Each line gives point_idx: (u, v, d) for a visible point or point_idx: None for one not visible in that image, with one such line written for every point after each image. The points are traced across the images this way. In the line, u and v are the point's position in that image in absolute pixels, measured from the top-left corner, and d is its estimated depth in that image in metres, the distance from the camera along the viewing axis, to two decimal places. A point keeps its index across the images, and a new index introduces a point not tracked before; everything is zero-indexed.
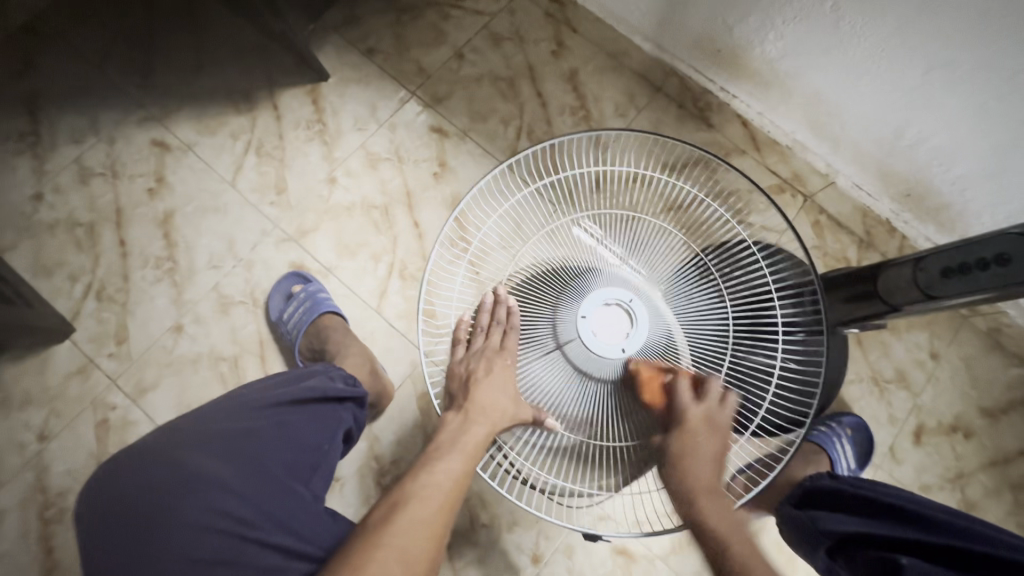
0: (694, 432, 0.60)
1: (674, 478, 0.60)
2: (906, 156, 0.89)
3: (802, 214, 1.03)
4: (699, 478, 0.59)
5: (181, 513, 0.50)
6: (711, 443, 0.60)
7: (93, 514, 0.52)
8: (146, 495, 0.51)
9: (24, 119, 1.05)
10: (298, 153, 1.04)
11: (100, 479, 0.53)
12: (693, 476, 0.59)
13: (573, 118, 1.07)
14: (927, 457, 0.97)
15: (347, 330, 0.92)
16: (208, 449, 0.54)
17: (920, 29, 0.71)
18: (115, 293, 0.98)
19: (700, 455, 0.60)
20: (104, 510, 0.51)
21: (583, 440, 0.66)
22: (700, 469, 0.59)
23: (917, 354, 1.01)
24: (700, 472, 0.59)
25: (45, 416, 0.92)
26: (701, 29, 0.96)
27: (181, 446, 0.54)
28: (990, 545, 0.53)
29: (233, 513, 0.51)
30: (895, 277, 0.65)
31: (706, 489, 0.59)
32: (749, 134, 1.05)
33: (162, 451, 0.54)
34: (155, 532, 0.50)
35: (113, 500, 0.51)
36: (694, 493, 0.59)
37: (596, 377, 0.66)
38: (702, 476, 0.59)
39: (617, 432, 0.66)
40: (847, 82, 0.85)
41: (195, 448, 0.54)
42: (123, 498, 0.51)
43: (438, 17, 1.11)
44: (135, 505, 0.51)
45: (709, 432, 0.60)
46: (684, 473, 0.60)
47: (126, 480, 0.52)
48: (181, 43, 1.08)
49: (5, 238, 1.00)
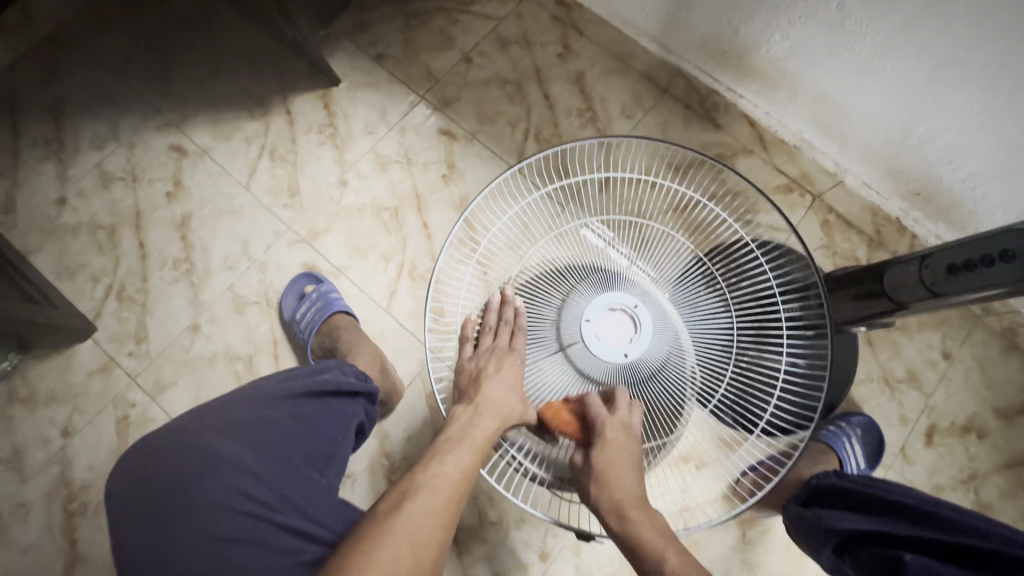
0: (611, 442, 0.61)
1: (594, 496, 0.62)
2: (915, 154, 0.88)
3: (810, 213, 1.03)
4: (615, 494, 0.61)
5: (204, 495, 0.52)
6: (613, 457, 0.62)
7: (120, 495, 0.54)
8: (171, 478, 0.53)
9: (48, 126, 1.09)
10: (310, 156, 1.07)
11: (126, 462, 0.56)
12: (610, 491, 0.61)
13: (580, 120, 1.08)
14: (940, 458, 0.96)
15: (357, 329, 0.94)
16: (228, 437, 0.56)
17: (926, 27, 0.71)
18: (135, 294, 1.01)
19: (609, 467, 0.62)
20: (131, 491, 0.54)
21: None
22: (622, 480, 0.61)
23: (929, 353, 1.00)
24: (618, 487, 0.61)
25: (69, 412, 0.96)
26: (707, 29, 0.96)
27: (203, 432, 0.56)
28: (985, 541, 0.54)
29: (252, 498, 0.53)
30: (901, 275, 0.65)
31: (624, 504, 0.60)
32: (756, 133, 1.05)
33: (186, 436, 0.56)
34: (179, 513, 0.52)
35: (140, 482, 0.54)
36: (612, 503, 0.61)
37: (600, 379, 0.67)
38: (620, 488, 0.61)
39: None
40: (854, 81, 0.85)
41: (217, 434, 0.56)
42: (149, 480, 0.53)
43: (446, 22, 1.13)
44: (160, 487, 0.53)
45: (611, 444, 0.62)
46: (605, 487, 0.61)
47: (153, 463, 0.54)
48: (197, 50, 1.11)
49: (31, 240, 1.04)
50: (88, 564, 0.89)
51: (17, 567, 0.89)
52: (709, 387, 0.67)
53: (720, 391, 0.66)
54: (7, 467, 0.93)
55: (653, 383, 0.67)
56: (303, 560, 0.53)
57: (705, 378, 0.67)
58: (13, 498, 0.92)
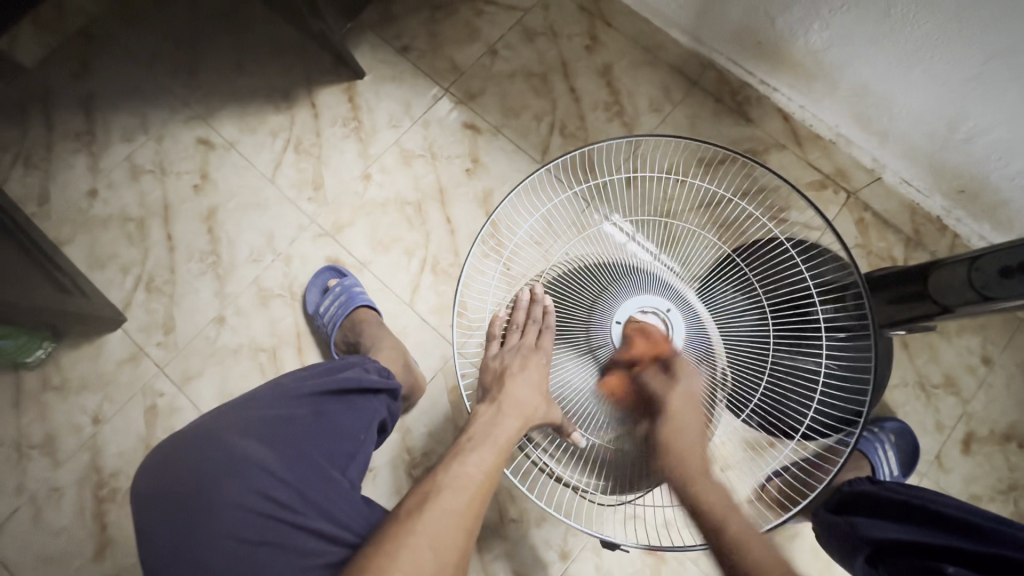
0: (683, 396, 0.62)
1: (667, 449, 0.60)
2: (959, 150, 0.85)
3: (845, 211, 1.01)
4: (680, 448, 0.60)
5: (225, 495, 0.52)
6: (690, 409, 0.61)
7: (143, 492, 0.54)
8: (193, 476, 0.53)
9: (80, 119, 1.10)
10: (334, 150, 1.07)
11: (150, 461, 0.56)
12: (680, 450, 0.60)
13: (607, 114, 1.06)
14: (978, 467, 0.93)
15: (380, 323, 0.94)
16: (252, 434, 0.56)
17: (981, 14, 0.68)
18: (163, 285, 1.02)
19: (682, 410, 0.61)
20: (154, 489, 0.54)
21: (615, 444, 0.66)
22: (686, 436, 0.60)
23: (969, 358, 0.96)
24: (688, 447, 0.60)
25: (100, 400, 0.98)
26: (741, 20, 0.93)
27: (225, 430, 0.56)
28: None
29: (274, 498, 0.53)
30: (946, 277, 0.62)
31: (692, 452, 0.59)
32: (790, 128, 1.02)
33: (209, 435, 0.56)
34: (200, 512, 0.52)
35: (162, 481, 0.54)
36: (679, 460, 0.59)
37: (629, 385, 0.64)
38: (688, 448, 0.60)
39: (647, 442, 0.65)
40: (898, 72, 0.81)
41: (239, 433, 0.56)
42: (170, 480, 0.53)
43: (471, 14, 1.11)
44: (182, 487, 0.53)
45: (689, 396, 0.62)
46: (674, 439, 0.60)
47: (175, 463, 0.54)
48: (224, 44, 1.12)
49: (63, 231, 1.06)
50: (117, 550, 0.91)
51: (52, 550, 0.91)
52: (744, 393, 0.64)
53: (759, 397, 0.64)
54: (41, 453, 0.96)
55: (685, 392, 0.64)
56: (324, 561, 0.52)
57: (740, 384, 0.65)
58: (46, 483, 0.94)
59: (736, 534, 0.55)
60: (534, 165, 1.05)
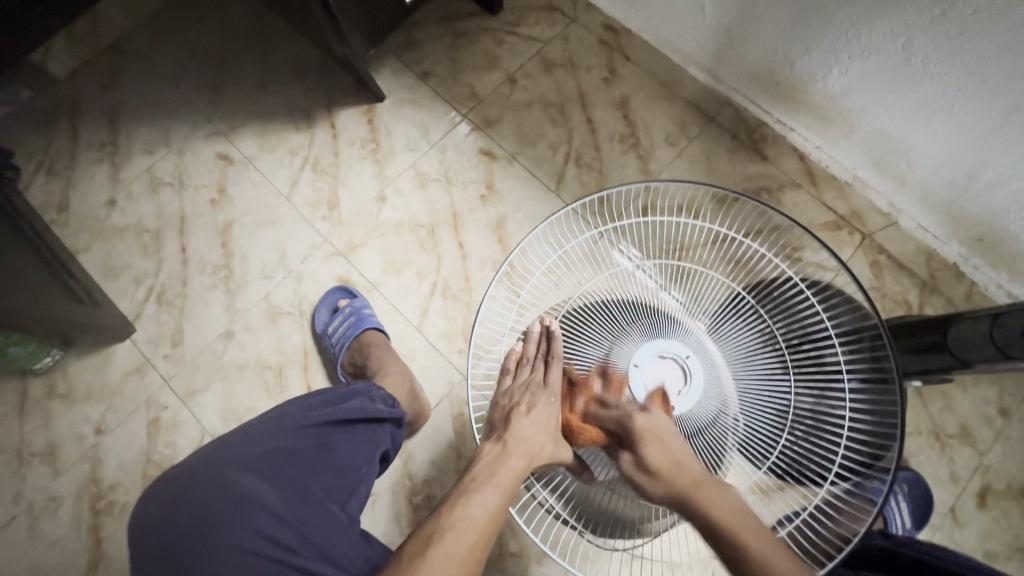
0: (650, 430, 0.59)
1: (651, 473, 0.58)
2: (979, 198, 0.84)
3: (859, 253, 0.98)
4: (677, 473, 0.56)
5: (224, 536, 0.51)
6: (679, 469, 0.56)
7: (141, 531, 0.53)
8: (190, 516, 0.52)
9: (105, 131, 1.13)
10: (351, 170, 1.08)
11: (148, 495, 0.55)
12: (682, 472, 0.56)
13: (622, 145, 1.06)
14: (993, 522, 0.90)
15: (388, 347, 0.94)
16: (253, 471, 0.56)
17: (1004, 69, 0.68)
18: (174, 297, 1.03)
19: (678, 445, 0.58)
20: (152, 527, 0.53)
21: (635, 497, 0.65)
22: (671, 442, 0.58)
23: (984, 409, 0.94)
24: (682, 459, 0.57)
25: (103, 411, 0.97)
26: (759, 60, 0.94)
27: (227, 466, 0.56)
28: None
29: (273, 538, 0.52)
30: (968, 332, 0.61)
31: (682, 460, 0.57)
32: (806, 168, 1.01)
33: (208, 470, 0.56)
34: (198, 553, 0.51)
35: (160, 519, 0.53)
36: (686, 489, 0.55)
37: None
38: (697, 479, 0.56)
39: None
40: (918, 120, 0.81)
41: (241, 469, 0.56)
42: (166, 519, 0.52)
43: (492, 43, 1.13)
44: (180, 526, 0.52)
45: (660, 441, 0.58)
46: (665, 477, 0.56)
47: (174, 499, 0.54)
48: (249, 62, 1.14)
49: (80, 240, 1.07)
50: (111, 564, 0.90)
51: (43, 563, 0.90)
52: (766, 442, 0.63)
53: (781, 446, 0.63)
54: (42, 461, 0.95)
55: (701, 439, 0.64)
56: None
57: (758, 431, 0.64)
58: (45, 492, 0.94)
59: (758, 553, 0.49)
60: (548, 194, 1.05)
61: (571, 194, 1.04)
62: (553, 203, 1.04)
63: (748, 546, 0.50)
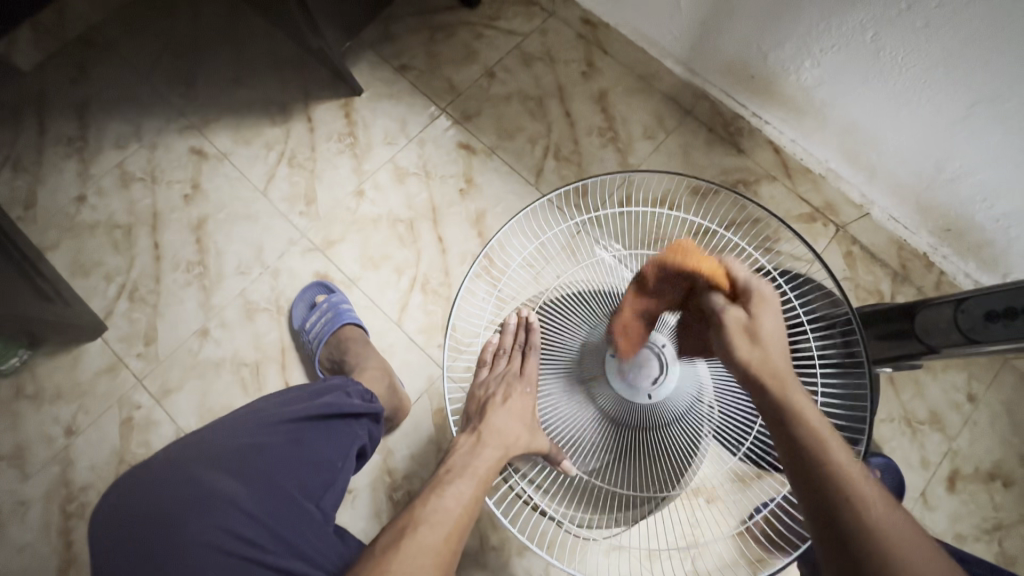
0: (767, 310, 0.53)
1: (793, 422, 0.47)
2: (946, 189, 0.86)
3: (834, 244, 1.01)
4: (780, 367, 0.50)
5: (191, 534, 0.50)
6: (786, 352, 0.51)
7: (106, 531, 0.52)
8: (155, 513, 0.51)
9: (73, 125, 1.10)
10: (329, 165, 1.07)
11: (113, 492, 0.54)
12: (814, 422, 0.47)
13: (601, 139, 1.07)
14: (962, 505, 0.92)
15: (366, 342, 0.93)
16: (222, 467, 0.55)
17: (966, 61, 0.69)
18: (147, 295, 1.01)
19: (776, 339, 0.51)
20: (117, 527, 0.52)
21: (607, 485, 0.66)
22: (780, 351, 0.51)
23: (953, 395, 0.96)
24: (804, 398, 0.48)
25: (74, 411, 0.95)
26: (734, 53, 0.95)
27: (196, 463, 0.55)
28: None
29: (243, 536, 0.52)
30: (933, 317, 0.62)
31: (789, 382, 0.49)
32: (781, 160, 1.03)
33: (176, 466, 0.55)
34: (165, 553, 0.50)
35: (124, 516, 0.52)
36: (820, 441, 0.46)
37: (624, 424, 0.64)
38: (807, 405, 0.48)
39: (648, 483, 0.65)
40: (886, 112, 0.83)
41: (210, 465, 0.55)
42: (131, 517, 0.52)
43: (470, 37, 1.12)
44: (147, 525, 0.51)
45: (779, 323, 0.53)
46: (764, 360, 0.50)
47: (141, 497, 0.53)
48: (223, 55, 1.12)
49: (48, 237, 1.05)
50: (83, 567, 0.88)
51: (12, 567, 0.88)
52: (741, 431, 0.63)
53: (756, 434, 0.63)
54: (10, 464, 0.93)
55: (678, 427, 0.63)
56: None
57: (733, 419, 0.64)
58: (13, 496, 0.91)
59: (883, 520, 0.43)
60: (527, 187, 1.05)
61: (550, 187, 1.04)
62: (532, 197, 1.04)
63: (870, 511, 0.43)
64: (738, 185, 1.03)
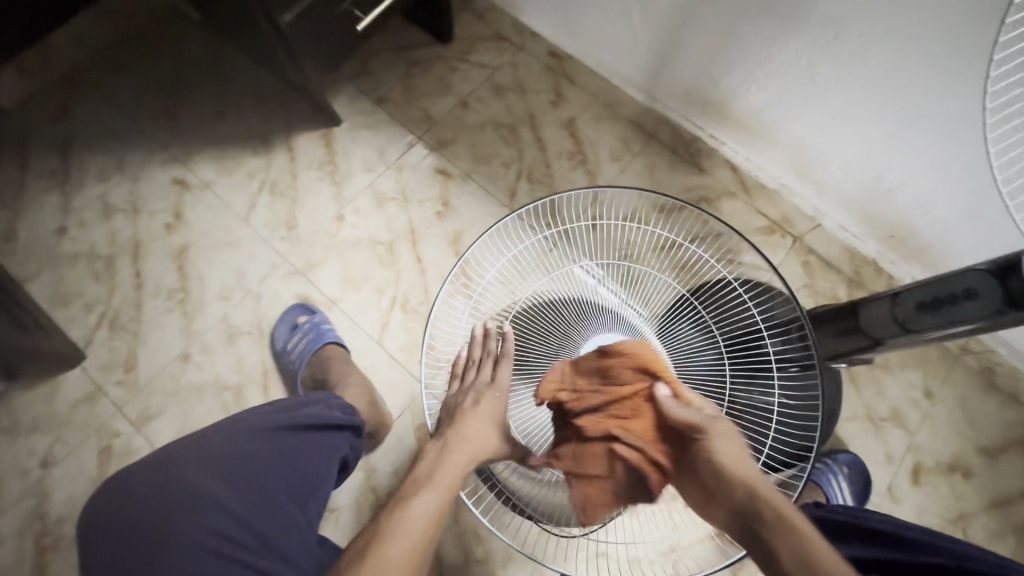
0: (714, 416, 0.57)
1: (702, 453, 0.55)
2: (888, 199, 0.93)
3: (792, 254, 1.07)
4: (731, 460, 0.54)
5: (181, 531, 0.53)
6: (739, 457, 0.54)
7: (99, 530, 0.54)
8: (144, 511, 0.54)
9: (55, 159, 1.12)
10: (310, 192, 1.10)
11: (106, 488, 0.57)
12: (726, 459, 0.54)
13: (571, 162, 1.13)
14: (926, 497, 0.97)
15: (349, 360, 0.95)
16: (209, 472, 0.57)
17: (890, 84, 0.78)
18: (127, 323, 1.01)
19: (735, 448, 0.55)
20: (110, 527, 0.54)
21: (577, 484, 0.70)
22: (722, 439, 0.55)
23: (912, 392, 1.02)
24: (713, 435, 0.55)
25: (50, 442, 0.94)
26: (689, 81, 1.02)
27: (183, 467, 0.57)
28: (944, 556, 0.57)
29: (228, 536, 0.54)
30: (876, 313, 0.67)
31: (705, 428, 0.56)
32: (738, 177, 1.10)
33: (166, 468, 0.57)
34: (156, 545, 0.52)
35: (117, 513, 0.54)
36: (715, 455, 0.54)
37: None
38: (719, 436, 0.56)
39: None
40: (827, 131, 0.90)
41: (198, 469, 0.57)
42: (124, 512, 0.54)
43: (445, 70, 1.19)
44: (138, 524, 0.53)
45: (729, 431, 0.56)
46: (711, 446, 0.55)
47: (131, 495, 0.55)
48: (205, 91, 1.17)
49: (27, 269, 1.05)
50: None
51: None
52: None
53: None
54: None
55: None
56: None
57: None
58: None
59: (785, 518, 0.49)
60: (502, 209, 1.10)
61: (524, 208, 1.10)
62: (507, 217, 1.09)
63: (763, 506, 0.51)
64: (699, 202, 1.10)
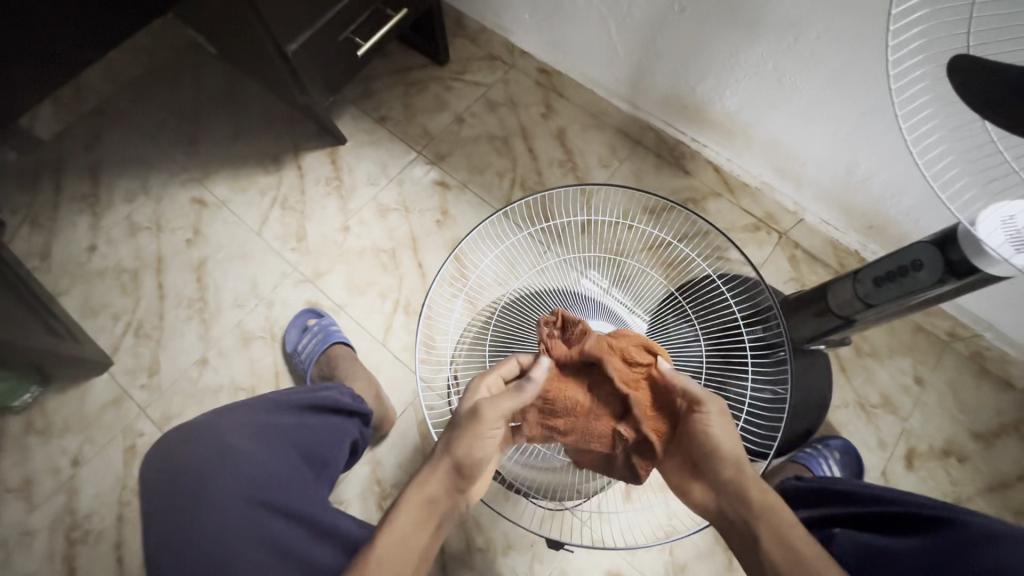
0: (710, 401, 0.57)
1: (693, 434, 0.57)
2: (861, 191, 0.97)
3: (779, 249, 1.13)
4: (719, 443, 0.56)
5: (219, 482, 0.56)
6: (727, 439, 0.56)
7: (142, 484, 0.57)
8: (184, 466, 0.58)
9: (87, 184, 1.22)
10: (317, 206, 1.18)
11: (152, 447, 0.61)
12: (719, 443, 0.56)
13: (561, 169, 1.20)
14: (921, 482, 0.98)
15: (354, 358, 1.01)
16: (243, 435, 0.62)
17: (851, 81, 0.82)
18: (151, 330, 1.09)
19: (725, 432, 0.56)
20: (152, 481, 0.57)
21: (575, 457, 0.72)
22: (715, 420, 0.56)
23: (902, 379, 1.04)
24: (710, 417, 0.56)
25: (80, 443, 1.01)
26: (667, 88, 1.08)
27: (221, 429, 0.62)
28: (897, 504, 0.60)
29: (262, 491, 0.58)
30: (842, 293, 0.71)
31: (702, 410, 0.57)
32: (721, 177, 1.16)
33: (202, 430, 0.61)
34: (194, 496, 0.56)
35: (160, 466, 0.58)
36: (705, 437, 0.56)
37: None
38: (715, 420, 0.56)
39: None
40: (798, 127, 0.95)
41: (234, 432, 0.62)
42: (167, 465, 0.58)
43: (441, 89, 1.28)
44: (179, 476, 0.57)
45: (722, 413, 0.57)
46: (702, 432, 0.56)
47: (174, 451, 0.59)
48: (221, 117, 1.26)
49: (60, 284, 1.14)
50: None
51: None
52: None
53: None
54: (18, 496, 0.98)
55: None
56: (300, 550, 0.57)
57: None
58: (20, 527, 0.96)
59: (760, 498, 0.54)
60: None
61: None
62: None
63: (747, 488, 0.54)
64: (688, 203, 1.17)
